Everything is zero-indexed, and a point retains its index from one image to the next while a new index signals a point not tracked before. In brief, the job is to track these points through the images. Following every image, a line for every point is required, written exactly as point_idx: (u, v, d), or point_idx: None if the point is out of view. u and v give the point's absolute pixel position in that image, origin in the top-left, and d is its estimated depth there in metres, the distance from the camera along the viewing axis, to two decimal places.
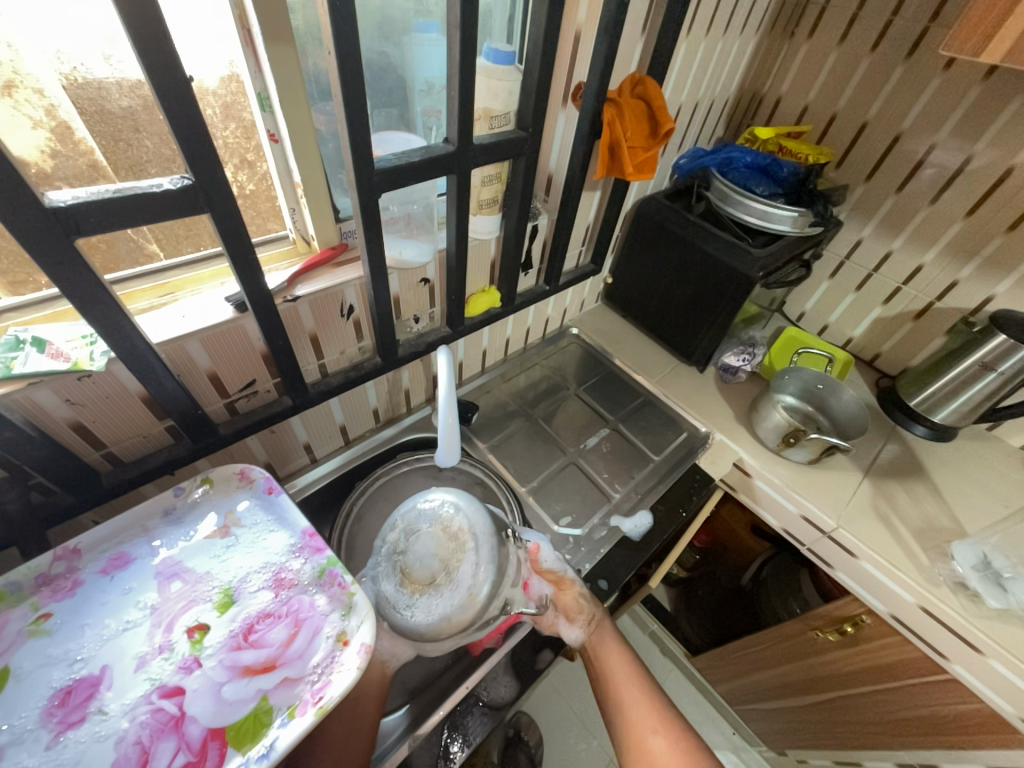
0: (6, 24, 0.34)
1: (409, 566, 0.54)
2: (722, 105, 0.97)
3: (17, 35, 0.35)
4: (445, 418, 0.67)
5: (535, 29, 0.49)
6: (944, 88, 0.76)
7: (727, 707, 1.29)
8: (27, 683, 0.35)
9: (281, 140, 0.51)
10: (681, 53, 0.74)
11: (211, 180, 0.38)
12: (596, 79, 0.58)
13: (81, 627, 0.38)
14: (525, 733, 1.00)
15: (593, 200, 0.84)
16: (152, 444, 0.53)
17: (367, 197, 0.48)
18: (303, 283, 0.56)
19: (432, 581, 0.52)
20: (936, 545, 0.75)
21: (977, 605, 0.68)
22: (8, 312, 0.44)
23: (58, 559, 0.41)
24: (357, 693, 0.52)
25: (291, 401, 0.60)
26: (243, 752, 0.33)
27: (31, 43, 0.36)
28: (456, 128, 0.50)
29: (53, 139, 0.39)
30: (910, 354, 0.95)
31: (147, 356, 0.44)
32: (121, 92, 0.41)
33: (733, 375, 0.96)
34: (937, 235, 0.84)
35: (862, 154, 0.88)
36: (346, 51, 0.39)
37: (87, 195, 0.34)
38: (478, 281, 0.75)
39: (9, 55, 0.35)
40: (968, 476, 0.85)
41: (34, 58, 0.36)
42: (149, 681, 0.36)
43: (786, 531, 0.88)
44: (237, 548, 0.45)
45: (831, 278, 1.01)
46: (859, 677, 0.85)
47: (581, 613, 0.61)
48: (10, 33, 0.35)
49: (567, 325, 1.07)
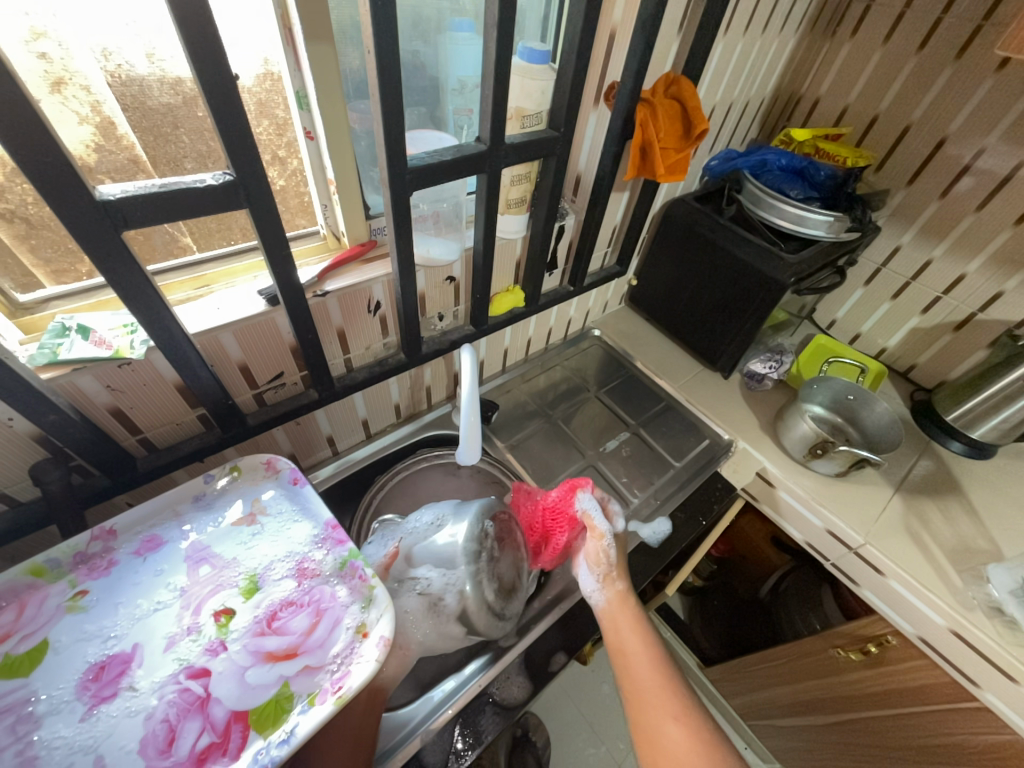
0: (58, 23, 0.36)
1: (499, 576, 0.56)
2: (757, 105, 0.95)
3: (67, 33, 0.36)
4: (467, 418, 0.67)
5: (571, 27, 0.49)
6: (996, 90, 0.72)
7: (739, 721, 1.26)
8: (64, 656, 0.36)
9: (316, 138, 0.51)
10: (717, 53, 0.72)
11: (251, 177, 0.39)
12: (630, 79, 0.58)
13: (114, 605, 0.39)
14: (533, 733, 1.00)
15: (621, 201, 0.83)
16: (183, 431, 0.54)
17: (398, 195, 0.48)
18: (332, 279, 0.57)
19: (512, 587, 0.58)
20: (970, 567, 0.72)
21: (1013, 632, 0.65)
22: (54, 300, 0.45)
23: (95, 538, 0.43)
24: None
25: (317, 394, 0.61)
26: (264, 736, 0.34)
27: (79, 42, 0.37)
28: (488, 127, 0.50)
29: (97, 134, 0.41)
30: (948, 367, 0.92)
31: (183, 345, 0.45)
32: (162, 88, 0.42)
33: (759, 383, 0.93)
34: (982, 244, 0.80)
35: (903, 158, 0.85)
36: (384, 51, 0.39)
37: (133, 190, 0.35)
38: (503, 280, 0.75)
39: (60, 52, 0.37)
40: (1007, 496, 0.81)
41: (83, 56, 0.38)
42: (177, 661, 0.37)
43: (810, 545, 0.85)
44: (263, 535, 0.46)
45: (865, 285, 0.97)
46: (884, 699, 0.82)
47: (617, 571, 0.62)
48: (62, 32, 0.36)
49: (590, 327, 1.06)
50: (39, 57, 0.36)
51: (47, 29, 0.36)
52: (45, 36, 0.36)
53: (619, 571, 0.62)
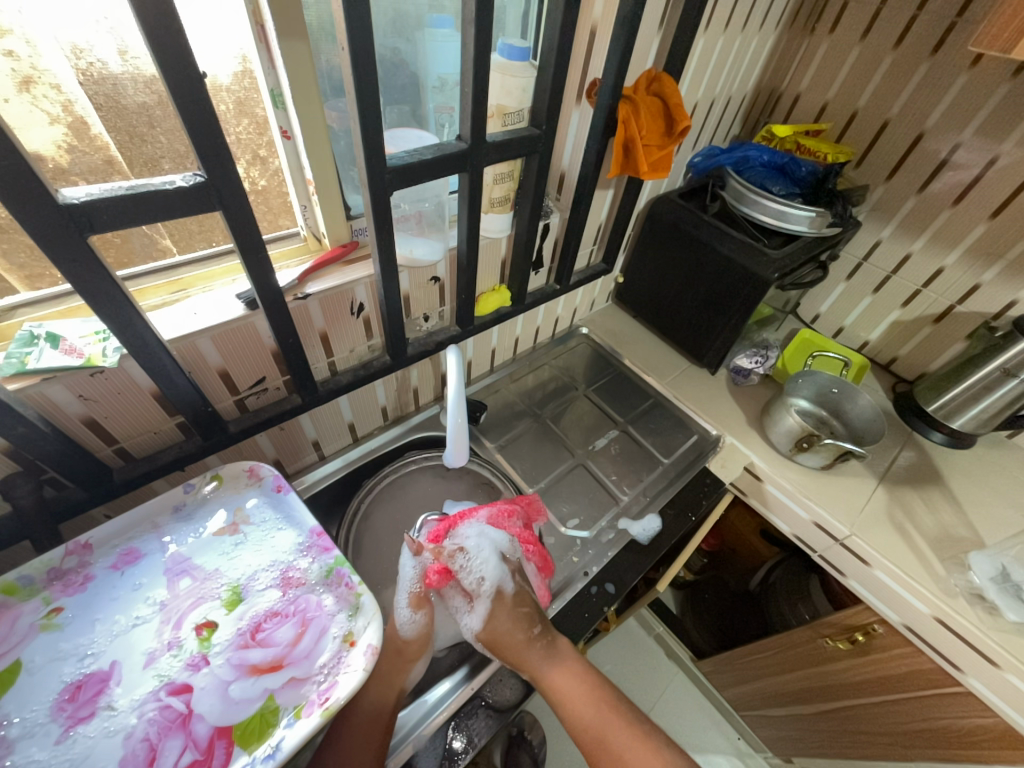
0: (23, 19, 0.34)
1: None
2: (739, 102, 0.95)
3: (33, 29, 0.35)
4: (454, 420, 0.67)
5: (552, 23, 0.48)
6: (971, 85, 0.73)
7: (732, 712, 1.28)
8: (39, 677, 0.35)
9: (294, 138, 0.50)
10: (699, 49, 0.72)
11: (223, 178, 0.38)
12: (612, 76, 0.58)
13: (91, 622, 0.38)
14: (529, 732, 0.98)
15: (606, 199, 0.83)
16: (163, 440, 0.53)
17: (379, 196, 0.47)
18: (313, 281, 0.56)
19: None
20: (952, 555, 0.73)
21: (994, 617, 0.66)
22: (23, 307, 0.44)
23: (70, 553, 0.42)
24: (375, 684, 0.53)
25: (301, 398, 0.60)
26: (248, 752, 0.33)
27: (48, 39, 0.36)
28: (469, 125, 0.49)
29: (70, 135, 0.39)
30: (929, 359, 0.93)
31: (158, 352, 0.44)
32: (136, 88, 0.41)
33: (746, 378, 0.94)
34: (959, 237, 0.82)
35: (882, 153, 0.86)
36: (359, 48, 0.38)
37: (100, 193, 0.34)
38: (488, 280, 0.75)
39: (28, 50, 0.35)
40: (986, 484, 0.83)
41: (52, 54, 0.36)
42: (157, 677, 0.36)
43: (797, 537, 0.86)
44: (246, 545, 0.45)
45: (847, 279, 0.99)
46: (874, 686, 0.83)
47: (510, 654, 0.55)
48: (27, 28, 0.35)
49: (577, 325, 1.06)
50: (6, 54, 0.35)
51: (13, 26, 0.34)
52: (10, 34, 0.34)
53: (508, 656, 0.56)
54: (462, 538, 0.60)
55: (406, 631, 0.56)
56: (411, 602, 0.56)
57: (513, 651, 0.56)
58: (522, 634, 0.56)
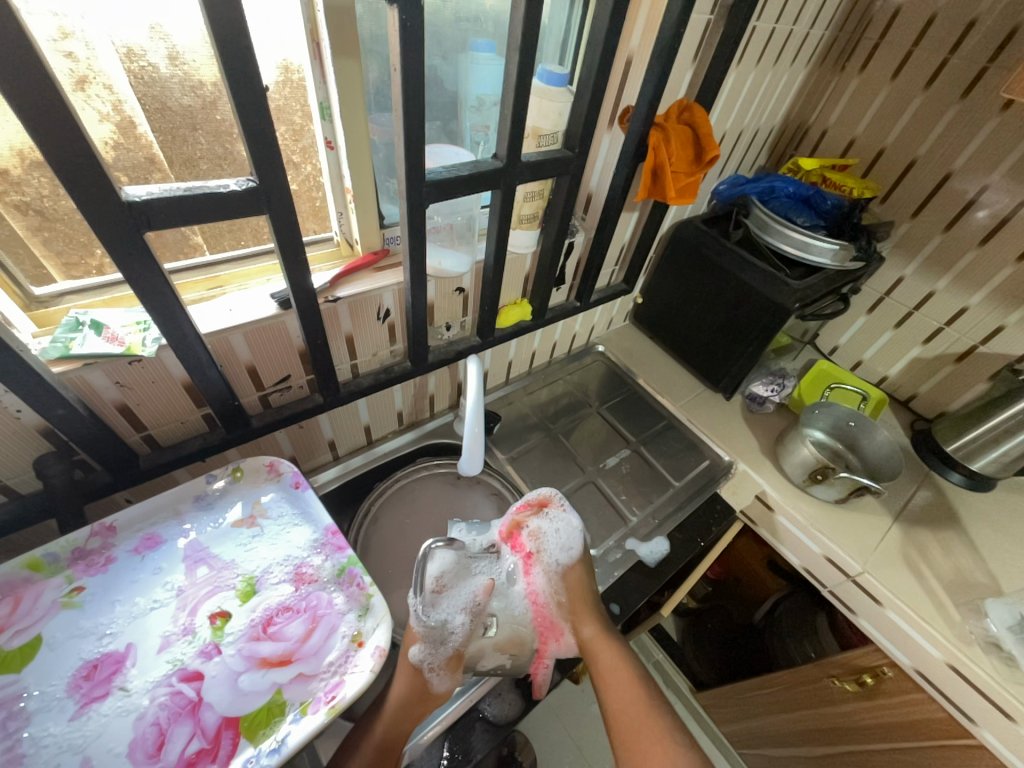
0: (85, 24, 0.36)
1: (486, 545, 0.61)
2: (767, 134, 0.97)
3: (93, 32, 0.37)
4: (471, 428, 0.68)
5: (592, 51, 0.50)
6: (1001, 130, 0.74)
7: (730, 749, 1.20)
8: (58, 652, 0.36)
9: (336, 148, 0.53)
10: (730, 81, 0.74)
11: (273, 184, 0.40)
12: (645, 104, 0.59)
13: (111, 602, 0.39)
14: (520, 753, 0.93)
15: (630, 220, 0.84)
16: (188, 430, 0.54)
17: (415, 207, 0.49)
18: (343, 285, 0.58)
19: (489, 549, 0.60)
20: (968, 601, 0.71)
21: (1011, 669, 0.64)
22: (68, 295, 0.46)
23: (94, 534, 0.43)
24: (391, 719, 0.49)
25: (322, 398, 0.61)
26: (254, 744, 0.34)
27: (105, 42, 0.38)
28: (506, 145, 0.51)
29: (117, 132, 0.41)
30: (948, 399, 0.92)
31: (195, 345, 0.45)
32: (184, 90, 0.43)
33: (761, 406, 0.94)
34: (985, 278, 0.81)
35: (908, 191, 0.87)
36: (410, 65, 0.40)
37: (158, 193, 0.36)
38: (511, 293, 0.76)
39: (87, 53, 0.37)
40: (1005, 529, 0.81)
41: (107, 56, 0.38)
42: (170, 663, 0.37)
43: (807, 571, 0.85)
44: (262, 538, 0.46)
45: (868, 314, 0.98)
46: (879, 732, 0.81)
47: (573, 610, 0.59)
48: (88, 31, 0.37)
49: (593, 343, 1.07)
50: (66, 56, 0.37)
51: (75, 30, 0.36)
52: (72, 36, 0.36)
53: (572, 611, 0.59)
54: (540, 542, 0.60)
55: (437, 687, 0.51)
56: (446, 666, 0.51)
57: (590, 616, 0.59)
58: (590, 595, 0.60)
